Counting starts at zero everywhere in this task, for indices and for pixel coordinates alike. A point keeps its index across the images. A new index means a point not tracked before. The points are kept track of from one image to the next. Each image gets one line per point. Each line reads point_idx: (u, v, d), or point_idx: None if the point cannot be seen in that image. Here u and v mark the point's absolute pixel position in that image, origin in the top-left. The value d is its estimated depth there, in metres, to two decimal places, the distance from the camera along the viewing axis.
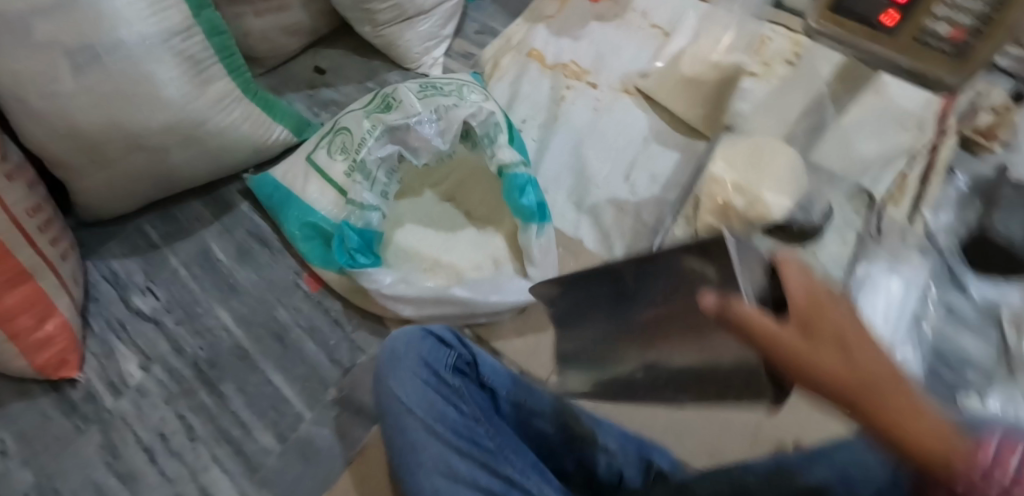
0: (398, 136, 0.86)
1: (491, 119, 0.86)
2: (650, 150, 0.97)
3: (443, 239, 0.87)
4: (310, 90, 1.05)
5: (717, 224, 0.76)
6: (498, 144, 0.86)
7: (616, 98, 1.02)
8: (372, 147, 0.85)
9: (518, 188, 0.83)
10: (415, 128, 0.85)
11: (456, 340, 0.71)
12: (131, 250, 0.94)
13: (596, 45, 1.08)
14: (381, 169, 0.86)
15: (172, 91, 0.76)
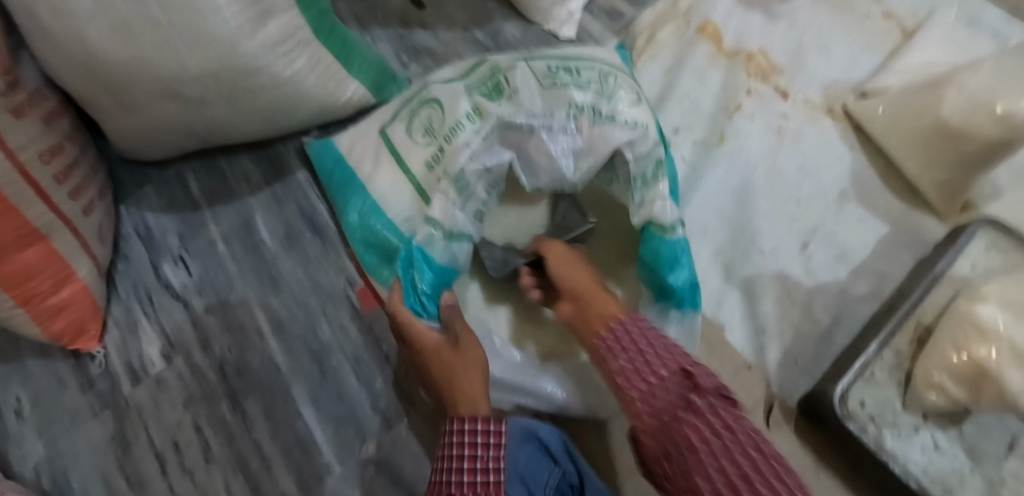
0: (510, 139, 0.64)
1: (655, 153, 0.64)
2: (846, 213, 0.70)
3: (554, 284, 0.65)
4: (402, 30, 0.85)
5: (952, 390, 0.52)
6: (657, 186, 0.63)
7: (810, 119, 0.74)
8: (475, 151, 0.63)
9: (671, 261, 0.61)
10: (542, 137, 0.64)
11: (563, 454, 0.59)
12: (168, 204, 0.79)
13: (798, 33, 0.79)
14: (483, 182, 0.64)
15: (219, 25, 0.63)
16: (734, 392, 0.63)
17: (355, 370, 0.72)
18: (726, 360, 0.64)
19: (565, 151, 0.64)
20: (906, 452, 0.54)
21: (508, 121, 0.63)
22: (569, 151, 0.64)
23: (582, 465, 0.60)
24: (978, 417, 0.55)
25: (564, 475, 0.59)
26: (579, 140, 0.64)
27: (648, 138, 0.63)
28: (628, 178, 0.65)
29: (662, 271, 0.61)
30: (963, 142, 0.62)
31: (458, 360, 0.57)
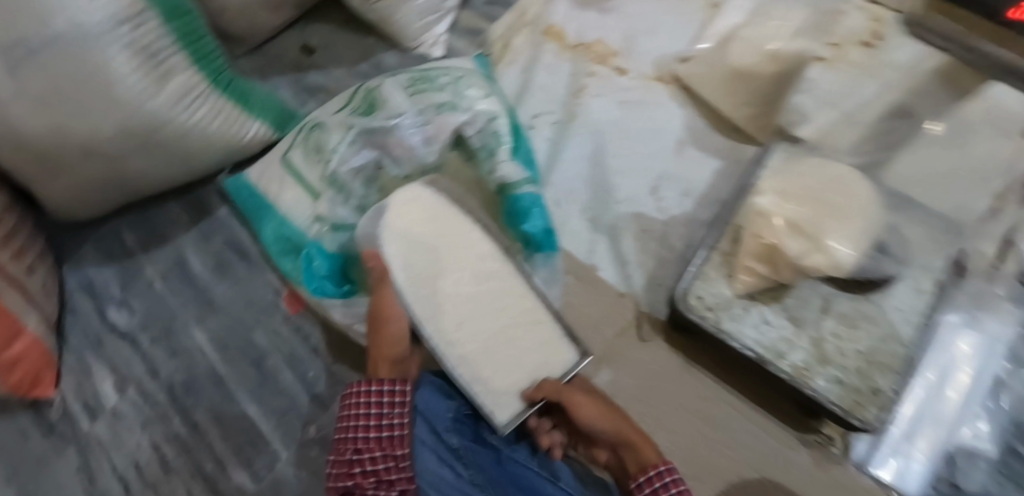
0: (376, 141, 0.73)
1: (491, 128, 0.76)
2: (687, 156, 0.82)
3: (478, 289, 0.67)
4: (297, 74, 0.98)
5: (763, 272, 0.63)
6: (499, 158, 0.75)
7: (647, 87, 0.87)
8: (345, 155, 0.74)
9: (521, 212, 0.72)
10: (397, 133, 0.75)
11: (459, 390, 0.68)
12: (107, 257, 0.88)
13: (627, 21, 0.93)
14: (358, 179, 0.74)
15: (124, 87, 0.74)
16: (612, 316, 0.75)
17: (291, 366, 0.80)
18: (601, 293, 0.76)
19: (418, 140, 0.77)
20: (739, 330, 0.65)
21: (371, 127, 0.75)
22: (421, 139, 0.76)
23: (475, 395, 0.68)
24: (797, 292, 0.66)
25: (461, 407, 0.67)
26: (430, 131, 0.76)
27: (482, 118, 0.76)
28: (475, 152, 0.77)
29: (518, 221, 0.71)
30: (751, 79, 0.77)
31: (399, 338, 0.66)
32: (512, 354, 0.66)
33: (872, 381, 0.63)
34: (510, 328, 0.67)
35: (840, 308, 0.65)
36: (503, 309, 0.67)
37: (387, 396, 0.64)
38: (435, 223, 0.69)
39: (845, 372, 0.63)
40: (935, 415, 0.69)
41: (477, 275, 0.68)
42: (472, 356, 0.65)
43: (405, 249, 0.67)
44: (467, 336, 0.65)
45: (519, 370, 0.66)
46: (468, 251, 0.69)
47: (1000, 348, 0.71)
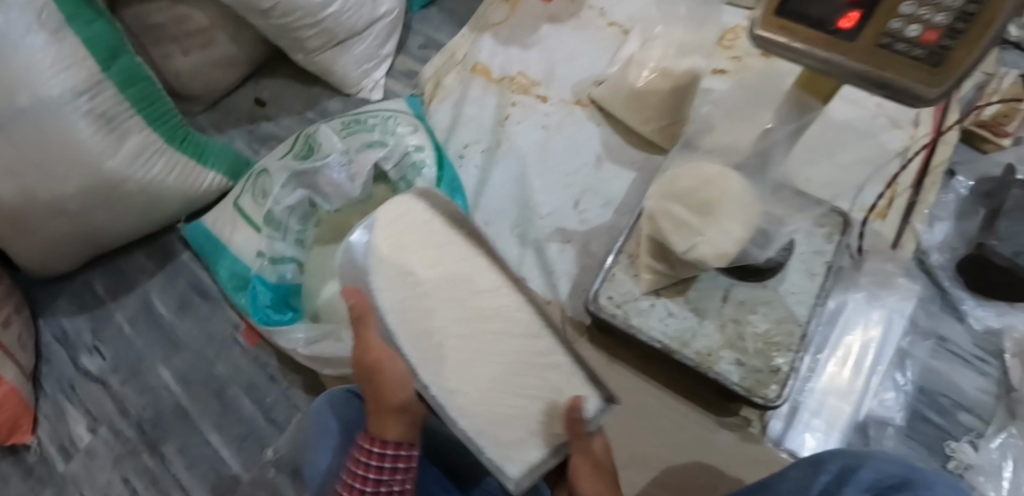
0: (306, 181, 0.79)
1: (407, 161, 0.84)
2: (605, 171, 0.90)
3: (476, 320, 0.57)
4: (250, 125, 1.07)
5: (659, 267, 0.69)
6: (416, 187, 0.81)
7: (567, 111, 0.95)
8: (278, 195, 0.79)
9: None
10: (324, 172, 0.78)
11: None
12: (79, 306, 0.94)
13: (547, 52, 1.01)
14: (293, 217, 0.80)
15: (84, 151, 0.82)
16: None
17: (250, 395, 0.86)
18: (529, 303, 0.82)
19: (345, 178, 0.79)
20: (647, 324, 0.71)
21: (299, 168, 0.78)
22: (347, 177, 0.79)
23: None
24: (700, 284, 0.72)
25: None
26: (354, 169, 0.79)
27: (399, 152, 0.83)
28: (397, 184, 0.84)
29: None
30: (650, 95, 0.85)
31: (400, 384, 0.58)
32: (520, 399, 0.56)
33: (772, 361, 0.68)
34: (517, 372, 0.56)
35: (739, 296, 0.71)
36: (506, 348, 0.57)
37: (389, 463, 0.60)
38: (423, 247, 0.59)
39: (746, 354, 0.69)
40: (837, 388, 0.73)
41: (479, 310, 0.57)
42: (475, 400, 0.55)
43: (395, 285, 0.58)
44: (470, 380, 0.56)
45: (525, 414, 0.56)
46: (469, 281, 0.58)
47: (900, 319, 0.76)
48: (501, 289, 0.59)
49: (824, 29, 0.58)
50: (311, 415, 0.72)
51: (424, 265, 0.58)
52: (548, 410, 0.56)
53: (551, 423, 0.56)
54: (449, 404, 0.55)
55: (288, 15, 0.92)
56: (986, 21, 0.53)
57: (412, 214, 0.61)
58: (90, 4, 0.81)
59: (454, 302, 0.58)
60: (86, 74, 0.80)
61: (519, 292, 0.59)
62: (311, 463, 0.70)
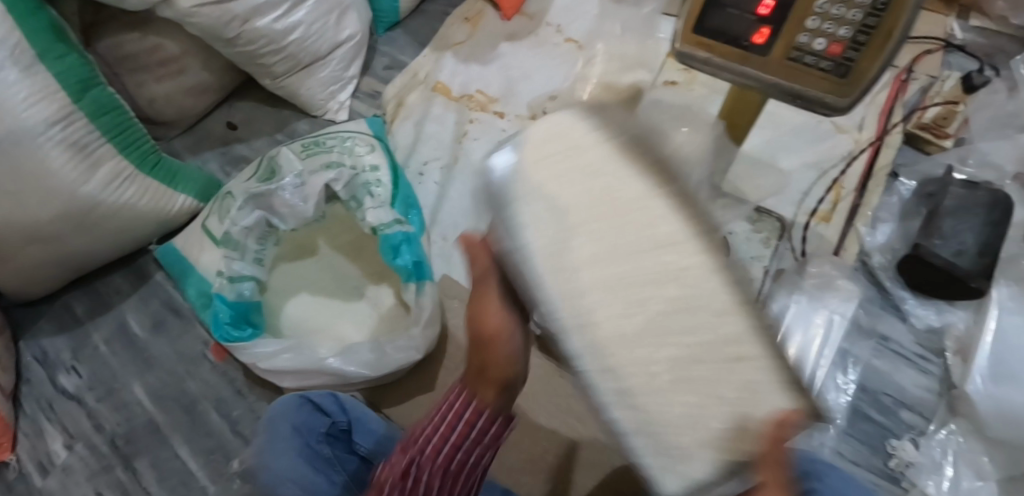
0: (262, 202, 0.83)
1: (356, 181, 0.86)
2: None
3: (633, 268, 0.36)
4: (223, 148, 1.10)
5: None
6: (366, 207, 0.84)
7: (523, 127, 0.99)
8: (234, 217, 0.82)
9: (391, 249, 0.80)
10: (278, 194, 0.83)
11: (334, 407, 0.75)
12: (59, 327, 0.98)
13: (505, 70, 1.04)
14: (251, 237, 0.83)
15: (57, 180, 0.85)
16: None
17: (218, 409, 0.89)
18: None
19: (298, 198, 0.84)
20: None
21: (255, 191, 0.82)
22: (300, 198, 0.84)
23: (351, 412, 0.75)
24: None
25: (335, 423, 0.74)
26: (307, 190, 0.84)
27: (347, 173, 0.85)
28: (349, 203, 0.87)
29: (389, 257, 0.80)
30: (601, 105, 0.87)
31: (511, 360, 0.55)
32: (698, 399, 0.35)
33: None
34: (708, 364, 0.35)
35: None
36: (692, 327, 0.35)
37: (483, 430, 0.57)
38: (576, 158, 0.39)
39: None
40: None
41: (652, 263, 0.36)
42: (664, 389, 0.35)
43: (538, 219, 0.38)
44: (640, 366, 0.36)
45: (709, 424, 0.35)
46: (636, 220, 0.37)
47: (841, 321, 0.77)
48: (683, 242, 0.37)
49: (739, 44, 0.59)
50: (264, 422, 0.73)
51: (599, 187, 0.38)
52: (732, 430, 0.34)
53: (737, 444, 0.34)
54: (604, 388, 0.36)
55: (253, 43, 0.95)
56: (887, 29, 0.54)
57: (568, 126, 0.40)
58: (62, 38, 0.84)
59: (598, 243, 0.37)
60: (57, 107, 0.83)
61: (707, 246, 0.37)
62: (267, 469, 0.70)
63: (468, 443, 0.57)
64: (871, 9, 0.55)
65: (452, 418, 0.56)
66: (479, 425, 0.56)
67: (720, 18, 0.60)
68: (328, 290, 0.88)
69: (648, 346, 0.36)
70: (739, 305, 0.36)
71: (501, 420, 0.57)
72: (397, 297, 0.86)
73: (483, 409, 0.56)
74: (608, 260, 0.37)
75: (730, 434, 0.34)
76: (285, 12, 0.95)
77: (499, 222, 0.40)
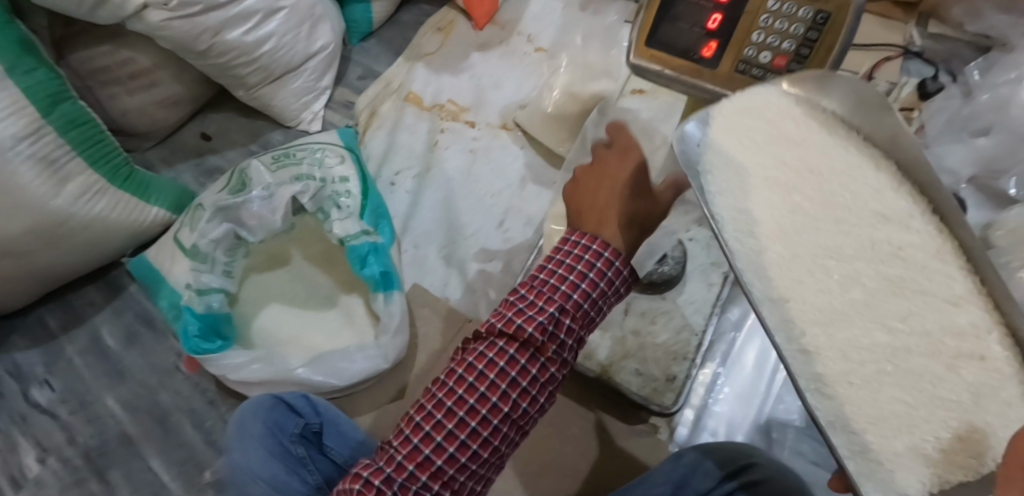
0: (230, 214, 0.84)
1: (323, 192, 0.86)
2: (528, 192, 0.94)
3: (842, 242, 0.39)
4: (197, 159, 1.10)
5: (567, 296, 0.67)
6: (333, 217, 0.85)
7: (494, 136, 0.99)
8: (203, 229, 0.83)
9: (359, 258, 0.81)
10: (245, 206, 0.84)
11: (307, 409, 0.72)
12: (32, 341, 0.98)
13: (476, 80, 1.05)
14: (220, 249, 0.84)
15: (28, 194, 0.84)
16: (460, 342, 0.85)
17: (191, 420, 0.90)
18: (452, 320, 0.87)
19: (266, 210, 0.84)
20: None
21: (223, 203, 0.83)
22: (269, 210, 0.85)
23: (325, 414, 0.73)
24: None
25: (308, 425, 0.71)
26: (275, 202, 0.85)
27: (314, 184, 0.86)
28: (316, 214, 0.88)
29: (357, 266, 0.81)
30: None
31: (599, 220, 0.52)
32: (914, 393, 0.35)
33: (670, 370, 0.74)
34: (933, 354, 0.36)
35: (640, 307, 0.77)
36: (907, 313, 0.37)
37: (602, 271, 0.52)
38: (786, 133, 0.43)
39: (645, 363, 0.75)
40: (742, 391, 0.76)
41: (865, 244, 0.39)
42: (862, 377, 0.36)
43: (734, 185, 0.42)
44: (839, 346, 0.37)
45: (927, 421, 0.34)
46: (849, 200, 0.40)
47: None
48: (907, 222, 0.39)
49: (690, 58, 0.61)
50: (237, 418, 0.71)
51: (801, 162, 0.42)
52: (954, 438, 0.34)
53: (953, 453, 0.34)
54: (802, 375, 0.37)
55: (225, 55, 0.94)
56: (826, 48, 0.58)
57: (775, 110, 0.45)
58: (30, 52, 0.84)
59: (790, 211, 0.41)
60: (27, 122, 0.83)
61: (940, 229, 0.38)
62: (236, 467, 0.68)
63: (595, 289, 0.52)
64: (812, 25, 0.58)
65: (576, 265, 0.52)
66: (605, 258, 0.51)
67: (670, 32, 0.62)
68: (300, 301, 0.88)
69: (859, 329, 0.37)
70: (972, 298, 0.36)
71: (618, 258, 0.52)
72: (368, 306, 0.87)
73: (607, 251, 0.51)
74: (820, 231, 0.40)
75: (957, 438, 0.34)
76: (257, 24, 0.94)
77: (694, 191, 0.45)
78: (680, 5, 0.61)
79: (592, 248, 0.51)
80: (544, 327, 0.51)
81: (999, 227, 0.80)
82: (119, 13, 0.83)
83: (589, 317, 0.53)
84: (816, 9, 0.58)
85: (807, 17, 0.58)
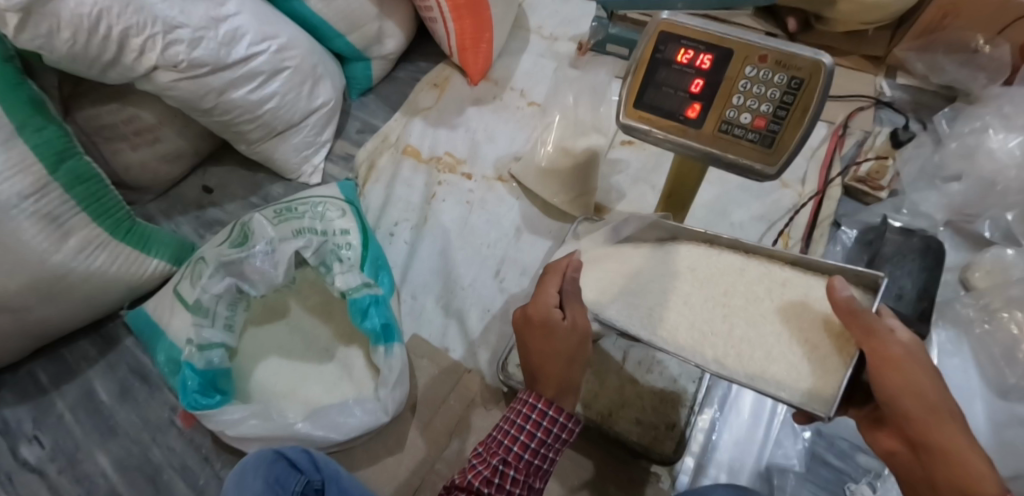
0: (234, 269, 0.85)
1: (325, 247, 0.87)
2: (524, 242, 0.97)
3: (680, 282, 0.63)
4: (197, 211, 1.12)
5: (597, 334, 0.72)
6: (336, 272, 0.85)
7: (489, 187, 1.02)
8: (206, 284, 0.83)
9: (360, 312, 0.81)
10: (249, 261, 0.85)
11: (309, 465, 0.71)
12: (21, 397, 0.94)
13: (471, 133, 1.08)
14: (222, 304, 0.84)
15: (31, 249, 0.85)
16: (459, 392, 0.86)
17: (183, 476, 0.88)
18: (449, 370, 0.87)
19: (269, 265, 0.86)
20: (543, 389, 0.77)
21: (225, 258, 0.84)
22: (271, 264, 0.86)
23: (326, 470, 0.72)
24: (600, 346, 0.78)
25: (310, 482, 0.71)
26: (277, 257, 0.86)
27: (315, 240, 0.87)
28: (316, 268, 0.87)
29: (358, 319, 0.82)
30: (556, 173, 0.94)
31: (562, 377, 0.63)
32: (768, 334, 0.57)
33: (668, 417, 0.74)
34: (759, 300, 0.60)
35: (636, 355, 0.77)
36: (733, 296, 0.61)
37: (548, 424, 0.63)
38: (612, 265, 0.69)
39: (644, 412, 0.74)
40: (741, 438, 0.78)
41: (693, 274, 0.64)
42: (742, 351, 0.57)
43: (609, 305, 0.64)
44: (714, 342, 0.58)
45: (786, 336, 0.57)
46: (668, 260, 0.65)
47: None
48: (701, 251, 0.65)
49: (675, 118, 0.66)
50: (235, 473, 0.69)
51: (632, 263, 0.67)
52: (800, 319, 0.57)
53: (814, 339, 0.56)
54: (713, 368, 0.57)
55: (229, 113, 0.98)
56: (802, 109, 0.61)
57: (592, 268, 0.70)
58: (40, 110, 0.86)
59: (647, 292, 0.64)
60: (33, 179, 0.85)
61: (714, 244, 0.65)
62: None
63: (535, 441, 0.62)
64: (787, 89, 0.61)
65: (525, 421, 0.63)
66: (550, 416, 0.62)
67: (656, 95, 0.66)
68: (298, 353, 0.89)
69: (718, 328, 0.59)
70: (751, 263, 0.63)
71: (561, 414, 0.63)
72: (368, 359, 0.88)
73: (548, 406, 0.62)
74: (663, 285, 0.63)
75: (794, 319, 0.57)
76: (262, 84, 0.98)
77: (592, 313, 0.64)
78: (663, 71, 0.66)
79: (538, 407, 0.62)
80: (490, 480, 0.60)
81: (976, 269, 0.84)
82: (128, 74, 0.87)
83: (533, 465, 0.63)
84: (790, 75, 0.61)
85: (782, 82, 0.62)
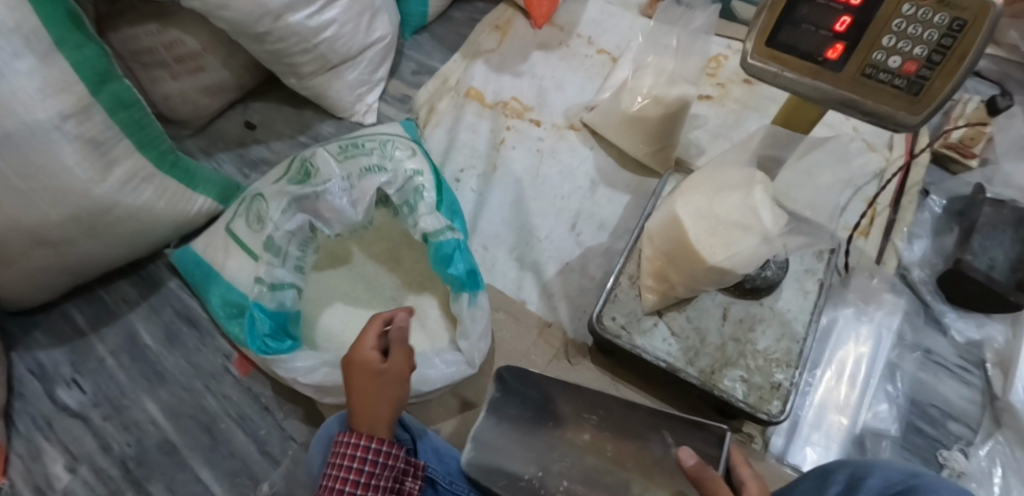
0: (307, 206, 0.80)
1: (408, 186, 0.82)
2: (600, 196, 0.92)
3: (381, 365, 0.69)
4: (239, 150, 1.04)
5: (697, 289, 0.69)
6: (419, 213, 0.80)
7: (561, 136, 0.97)
8: (279, 220, 0.78)
9: (446, 257, 0.77)
10: (326, 197, 0.80)
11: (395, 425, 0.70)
12: (57, 338, 0.87)
13: (538, 80, 1.02)
14: (294, 243, 0.79)
15: (76, 176, 0.76)
16: (540, 346, 0.82)
17: (242, 426, 0.82)
18: (527, 324, 0.84)
19: (346, 202, 0.81)
20: (650, 343, 0.72)
21: (299, 194, 0.80)
22: (349, 202, 0.82)
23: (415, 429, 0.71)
24: (698, 303, 0.74)
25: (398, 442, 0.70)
26: (356, 194, 0.82)
27: (400, 177, 0.82)
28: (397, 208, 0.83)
29: (444, 265, 0.77)
30: (643, 123, 0.88)
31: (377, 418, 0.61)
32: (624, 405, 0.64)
33: (773, 378, 0.70)
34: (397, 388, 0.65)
35: (738, 314, 0.73)
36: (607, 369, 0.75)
37: (374, 456, 0.60)
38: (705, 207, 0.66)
39: (749, 372, 0.70)
40: (835, 402, 0.76)
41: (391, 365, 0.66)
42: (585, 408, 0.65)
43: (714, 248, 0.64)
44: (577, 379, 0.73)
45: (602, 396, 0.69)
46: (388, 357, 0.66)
47: (890, 333, 0.79)
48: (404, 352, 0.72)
49: (812, 60, 0.58)
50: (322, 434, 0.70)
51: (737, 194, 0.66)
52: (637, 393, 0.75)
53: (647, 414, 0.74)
54: None
55: (284, 41, 0.90)
56: (961, 53, 0.53)
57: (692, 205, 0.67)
58: (79, 25, 0.75)
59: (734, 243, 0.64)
60: (75, 100, 0.75)
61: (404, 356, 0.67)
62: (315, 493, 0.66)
63: (363, 477, 0.60)
64: (947, 31, 0.54)
65: (353, 460, 0.60)
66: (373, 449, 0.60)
67: (794, 33, 0.59)
68: (366, 301, 0.83)
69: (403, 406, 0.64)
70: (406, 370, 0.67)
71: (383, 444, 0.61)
72: (441, 309, 0.83)
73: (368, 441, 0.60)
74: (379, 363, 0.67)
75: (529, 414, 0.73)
76: (320, 9, 0.90)
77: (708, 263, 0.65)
78: (805, 6, 0.58)
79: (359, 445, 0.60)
80: None
81: None
82: None
83: None
84: (952, 15, 0.53)
85: (942, 23, 0.54)
